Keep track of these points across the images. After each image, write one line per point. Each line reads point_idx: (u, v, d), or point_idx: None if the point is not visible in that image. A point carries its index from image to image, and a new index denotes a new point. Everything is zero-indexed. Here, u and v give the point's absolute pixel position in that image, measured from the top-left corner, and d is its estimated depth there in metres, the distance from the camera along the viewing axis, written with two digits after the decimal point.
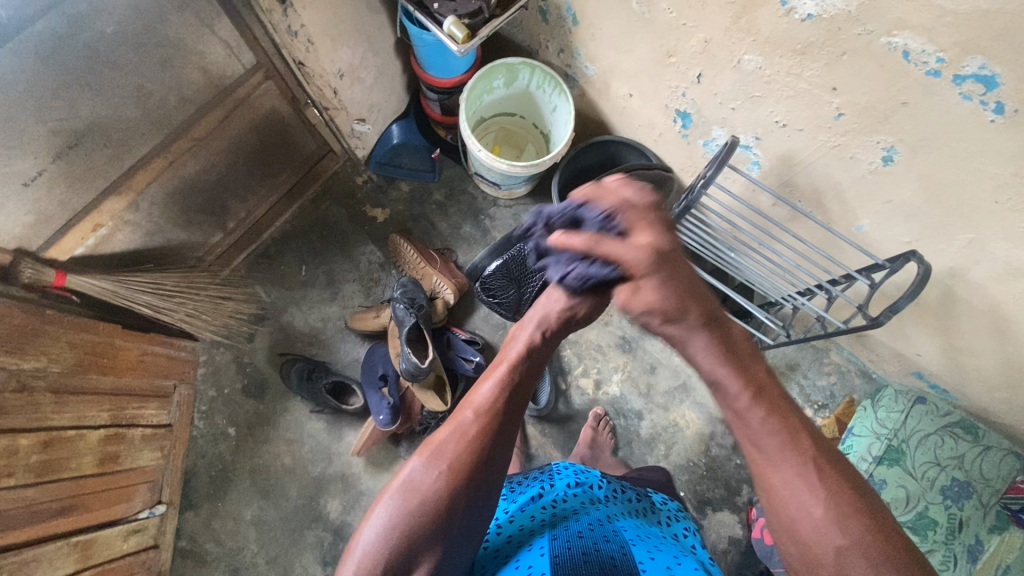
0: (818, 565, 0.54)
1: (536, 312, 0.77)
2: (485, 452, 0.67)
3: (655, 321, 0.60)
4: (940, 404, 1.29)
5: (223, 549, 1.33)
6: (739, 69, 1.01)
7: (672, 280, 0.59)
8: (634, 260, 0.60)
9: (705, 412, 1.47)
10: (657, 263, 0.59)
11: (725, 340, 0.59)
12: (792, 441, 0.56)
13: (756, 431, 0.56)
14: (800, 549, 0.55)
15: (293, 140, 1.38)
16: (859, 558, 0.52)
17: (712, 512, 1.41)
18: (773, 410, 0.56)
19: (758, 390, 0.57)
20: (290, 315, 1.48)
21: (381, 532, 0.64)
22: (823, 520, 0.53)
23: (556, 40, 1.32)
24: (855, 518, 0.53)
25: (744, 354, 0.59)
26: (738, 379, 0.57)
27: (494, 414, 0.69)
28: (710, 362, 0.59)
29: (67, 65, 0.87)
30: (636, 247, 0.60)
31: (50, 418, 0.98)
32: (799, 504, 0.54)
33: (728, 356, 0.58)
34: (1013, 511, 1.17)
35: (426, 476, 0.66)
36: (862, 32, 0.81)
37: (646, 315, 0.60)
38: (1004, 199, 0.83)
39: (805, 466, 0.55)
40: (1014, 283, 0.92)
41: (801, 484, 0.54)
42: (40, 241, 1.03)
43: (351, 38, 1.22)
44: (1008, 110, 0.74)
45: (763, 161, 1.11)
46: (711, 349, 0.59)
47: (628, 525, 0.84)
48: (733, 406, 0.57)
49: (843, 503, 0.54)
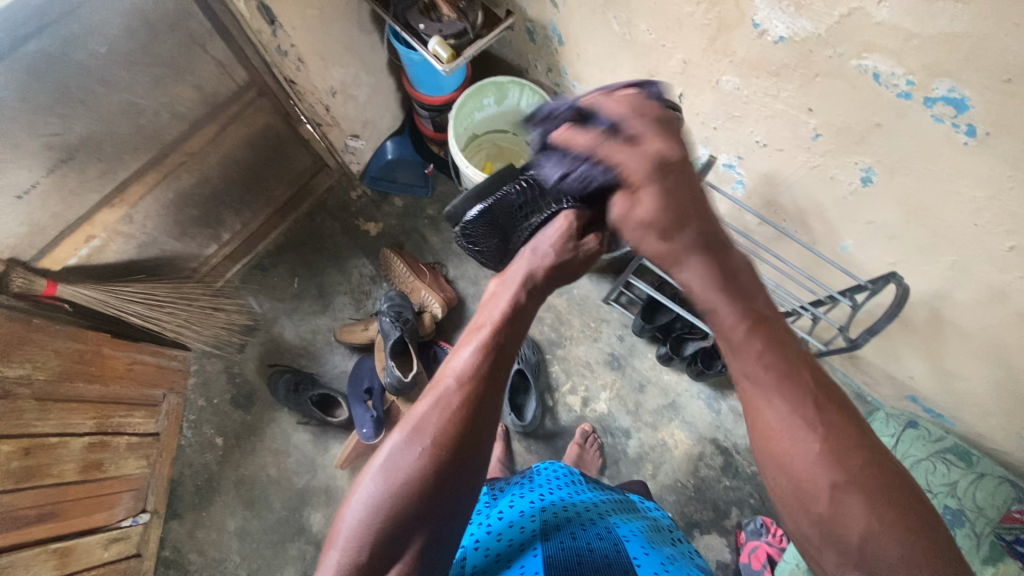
0: (811, 500, 0.53)
1: (521, 267, 0.80)
2: (470, 421, 0.66)
3: (652, 237, 0.66)
4: (932, 429, 1.25)
5: (206, 560, 1.33)
6: (717, 89, 1.02)
7: (671, 193, 0.66)
8: (640, 166, 0.67)
9: (695, 432, 1.44)
10: (659, 168, 0.66)
11: (717, 272, 0.63)
12: (789, 377, 0.56)
13: (751, 362, 0.57)
14: (793, 486, 0.54)
15: (287, 155, 1.42)
16: (854, 495, 0.51)
17: (699, 535, 1.38)
18: (768, 340, 0.58)
19: (756, 320, 0.59)
20: (281, 326, 1.50)
21: (364, 515, 0.62)
22: (818, 457, 0.53)
23: (544, 59, 1.36)
24: (852, 453, 0.53)
25: (744, 283, 0.62)
26: (732, 309, 0.60)
27: (478, 381, 0.68)
28: (703, 291, 0.63)
29: (59, 83, 0.89)
30: (641, 153, 0.67)
31: (33, 425, 1.00)
32: (795, 441, 0.54)
33: (725, 285, 0.62)
34: (1007, 542, 1.12)
35: (408, 453, 0.63)
36: (832, 55, 0.81)
37: (642, 228, 0.66)
38: (983, 223, 0.81)
39: (801, 403, 0.55)
40: (997, 307, 0.90)
41: (796, 416, 0.54)
42: (33, 251, 1.06)
43: (342, 56, 1.25)
44: (980, 133, 0.73)
45: (747, 180, 1.12)
46: (704, 279, 0.63)
47: (621, 520, 0.85)
48: (729, 336, 0.60)
49: (838, 440, 0.53)
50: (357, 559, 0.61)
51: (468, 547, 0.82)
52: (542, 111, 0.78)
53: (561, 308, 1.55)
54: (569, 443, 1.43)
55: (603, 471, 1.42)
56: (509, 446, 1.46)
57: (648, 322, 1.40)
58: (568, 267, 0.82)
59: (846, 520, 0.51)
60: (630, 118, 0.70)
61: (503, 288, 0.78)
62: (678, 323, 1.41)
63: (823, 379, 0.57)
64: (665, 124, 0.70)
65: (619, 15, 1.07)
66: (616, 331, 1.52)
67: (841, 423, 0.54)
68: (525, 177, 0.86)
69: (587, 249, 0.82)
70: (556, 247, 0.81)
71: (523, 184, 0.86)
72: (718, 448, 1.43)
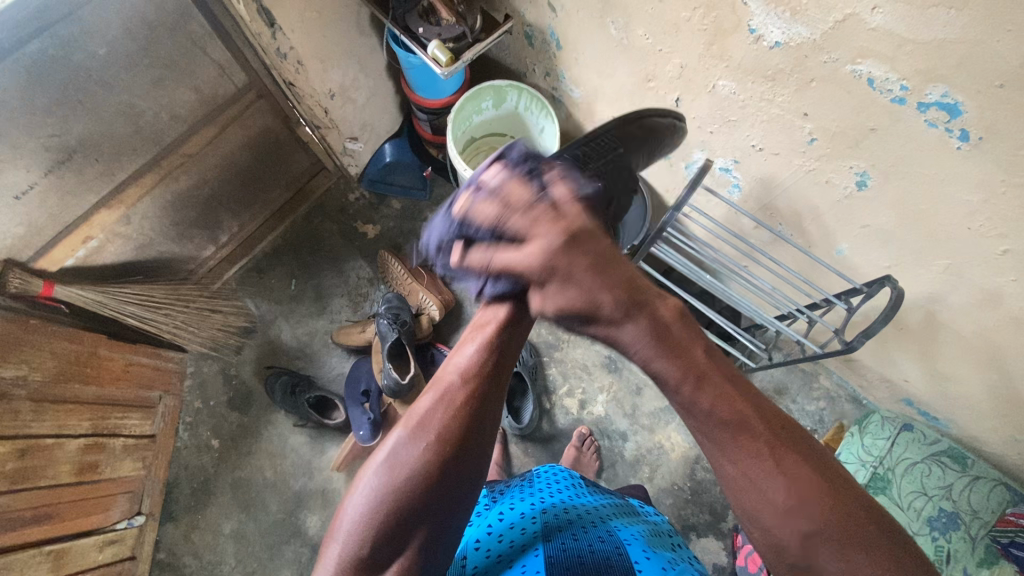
0: (784, 548, 0.56)
1: None
2: (474, 417, 0.66)
3: (577, 323, 0.59)
4: (927, 432, 1.27)
5: (201, 563, 1.33)
6: (714, 94, 1.02)
7: (579, 274, 0.57)
8: (534, 267, 0.58)
9: (692, 435, 1.45)
10: (551, 265, 0.57)
11: (658, 331, 0.58)
12: (744, 437, 0.56)
13: (705, 423, 0.57)
14: (768, 538, 0.57)
15: (286, 157, 1.42)
16: (823, 543, 0.54)
17: (696, 538, 1.38)
18: (719, 394, 0.57)
19: (701, 378, 0.57)
20: (278, 328, 1.50)
21: (367, 507, 0.62)
22: (784, 510, 0.55)
23: (542, 63, 1.37)
24: (813, 496, 0.55)
25: (678, 337, 0.58)
26: (676, 368, 0.58)
27: (483, 377, 0.68)
28: (648, 350, 0.58)
29: (58, 84, 0.90)
30: (530, 255, 0.58)
31: (29, 426, 1.00)
32: (762, 494, 0.55)
33: (663, 344, 0.58)
34: (1003, 544, 1.10)
35: (411, 448, 0.64)
36: (827, 60, 0.82)
37: (561, 319, 0.60)
38: (977, 226, 0.82)
39: (763, 457, 0.56)
40: (991, 310, 0.91)
41: (757, 470, 0.56)
42: (31, 252, 1.06)
43: (341, 59, 1.26)
44: (973, 137, 0.74)
45: (743, 184, 1.13)
46: (642, 342, 0.58)
47: (622, 524, 0.85)
48: (678, 398, 0.58)
49: (799, 486, 0.55)
50: (360, 552, 0.61)
51: (468, 545, 0.82)
52: (432, 235, 0.72)
53: None
54: (567, 446, 1.43)
55: (600, 474, 1.42)
56: (506, 449, 1.45)
57: None
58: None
59: (818, 563, 0.54)
60: (507, 214, 0.60)
61: None
62: None
63: (783, 425, 0.58)
64: (546, 203, 0.60)
65: (617, 20, 1.08)
66: None
67: (799, 466, 0.56)
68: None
69: None
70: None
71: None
72: None
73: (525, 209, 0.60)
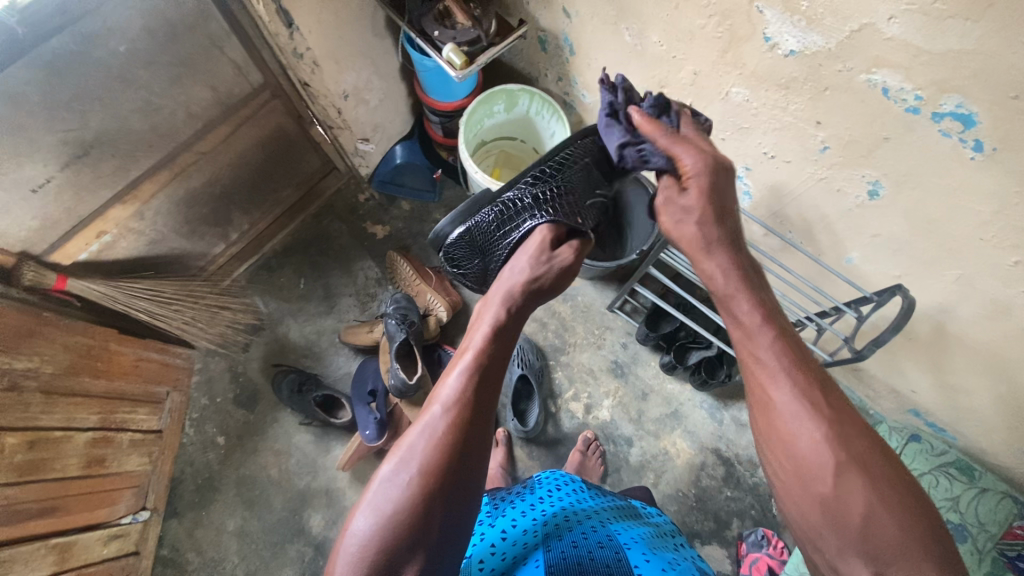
0: (814, 482, 0.54)
1: (501, 287, 0.79)
2: (458, 445, 0.63)
3: (692, 222, 0.71)
4: (935, 444, 1.26)
5: (204, 560, 1.32)
6: (727, 100, 1.03)
7: (718, 193, 0.72)
8: (696, 164, 0.73)
9: (697, 441, 1.45)
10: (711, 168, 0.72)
11: (742, 271, 0.68)
12: (795, 365, 0.59)
13: (762, 351, 0.61)
14: (798, 467, 0.55)
15: (298, 156, 1.43)
16: (855, 476, 0.53)
17: (700, 545, 1.37)
18: (781, 334, 0.62)
19: (768, 315, 0.63)
20: (286, 327, 1.50)
21: (358, 549, 0.59)
22: (822, 439, 0.55)
23: (555, 68, 1.38)
24: (853, 439, 0.55)
25: (758, 284, 0.67)
26: (754, 304, 0.64)
27: (465, 405, 0.65)
28: (728, 279, 0.68)
29: (80, 79, 0.90)
30: (699, 156, 0.73)
31: (38, 419, 1.00)
32: (798, 423, 0.56)
33: (746, 283, 0.67)
34: (1009, 558, 1.08)
35: (395, 482, 0.61)
36: (842, 69, 0.82)
37: (685, 212, 0.72)
38: (989, 237, 0.82)
39: (805, 390, 0.58)
40: (1001, 322, 0.91)
41: (800, 405, 0.57)
42: (44, 246, 1.06)
43: (356, 61, 1.27)
44: (987, 148, 0.74)
45: (754, 192, 1.14)
46: (728, 271, 0.68)
47: (622, 528, 0.85)
48: (744, 326, 0.63)
49: (840, 424, 0.55)
50: None
51: (472, 565, 0.81)
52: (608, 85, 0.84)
53: (565, 315, 1.55)
54: (572, 450, 1.42)
55: (605, 479, 1.42)
56: (510, 452, 1.45)
57: (652, 330, 1.42)
58: (544, 285, 0.80)
59: (848, 501, 0.52)
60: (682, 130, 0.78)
61: (485, 310, 0.76)
62: (682, 332, 1.42)
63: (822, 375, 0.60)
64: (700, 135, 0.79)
65: (631, 26, 1.09)
66: (620, 338, 1.53)
67: (841, 412, 0.57)
68: (500, 202, 0.92)
69: (560, 260, 0.82)
70: (529, 262, 0.81)
71: (497, 209, 0.92)
72: (720, 458, 1.43)
73: (693, 124, 0.80)
